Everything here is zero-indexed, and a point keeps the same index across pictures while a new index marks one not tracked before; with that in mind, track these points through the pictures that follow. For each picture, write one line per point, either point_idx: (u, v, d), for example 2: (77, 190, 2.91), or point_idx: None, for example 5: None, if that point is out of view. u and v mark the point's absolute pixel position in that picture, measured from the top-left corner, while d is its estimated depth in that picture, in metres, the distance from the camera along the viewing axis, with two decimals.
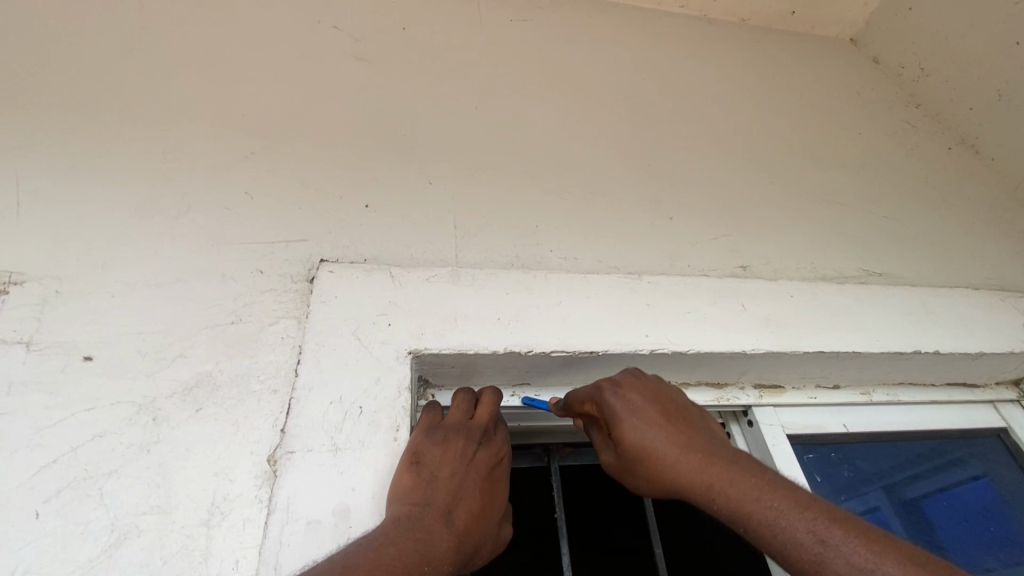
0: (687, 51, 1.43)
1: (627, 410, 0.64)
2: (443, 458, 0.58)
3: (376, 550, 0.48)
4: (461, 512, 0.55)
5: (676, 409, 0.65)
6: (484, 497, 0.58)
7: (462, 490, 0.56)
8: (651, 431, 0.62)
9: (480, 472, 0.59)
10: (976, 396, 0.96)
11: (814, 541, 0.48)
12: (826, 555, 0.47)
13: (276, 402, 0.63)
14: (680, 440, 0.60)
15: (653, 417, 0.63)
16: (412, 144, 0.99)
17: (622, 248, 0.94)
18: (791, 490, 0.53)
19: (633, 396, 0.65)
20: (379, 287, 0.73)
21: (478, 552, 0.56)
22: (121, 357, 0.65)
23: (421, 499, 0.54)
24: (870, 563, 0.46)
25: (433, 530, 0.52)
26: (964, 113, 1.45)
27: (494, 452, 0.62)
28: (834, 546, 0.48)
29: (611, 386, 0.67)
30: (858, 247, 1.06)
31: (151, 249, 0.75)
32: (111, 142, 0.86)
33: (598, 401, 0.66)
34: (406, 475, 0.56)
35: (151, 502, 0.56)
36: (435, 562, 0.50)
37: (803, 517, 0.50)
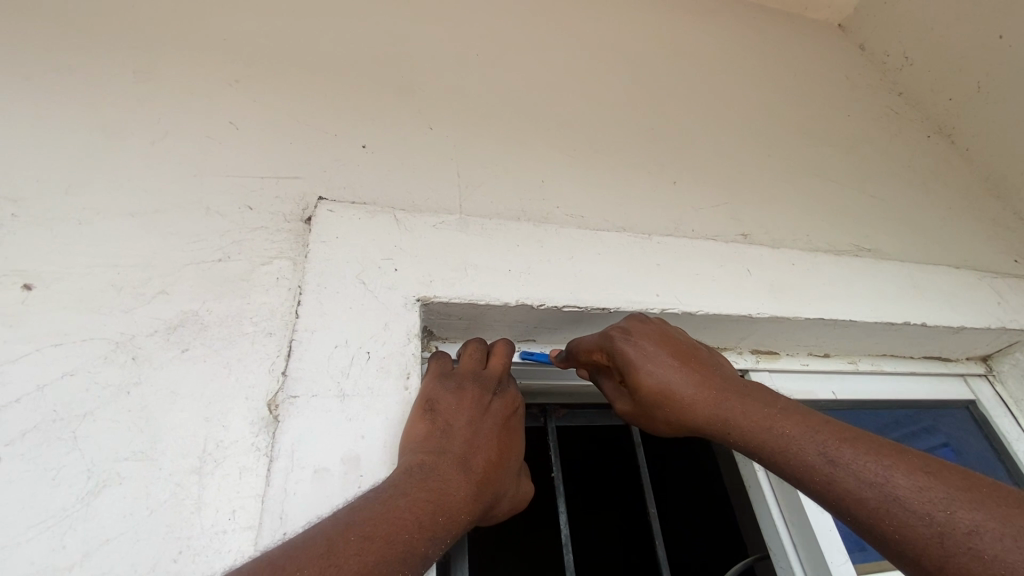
0: (688, 18, 1.39)
1: (636, 352, 0.62)
2: (458, 407, 0.56)
3: (384, 503, 0.44)
4: (478, 460, 0.52)
5: (682, 349, 0.64)
6: (501, 447, 0.56)
7: (478, 439, 0.54)
8: (660, 371, 0.61)
9: (496, 421, 0.57)
10: (948, 369, 1.01)
11: (826, 462, 0.49)
12: (838, 474, 0.49)
13: (272, 346, 0.58)
14: (692, 378, 0.60)
15: (661, 356, 0.62)
16: (411, 86, 0.93)
17: (628, 208, 0.91)
18: (801, 417, 0.54)
19: (639, 338, 0.64)
20: (383, 230, 0.68)
21: (496, 503, 0.54)
22: (93, 290, 0.57)
23: (436, 447, 0.51)
24: (879, 477, 0.47)
25: (450, 478, 0.49)
26: (943, 104, 1.43)
27: (508, 403, 0.60)
28: (844, 464, 0.49)
29: (620, 333, 0.65)
30: (850, 223, 1.08)
31: (124, 176, 0.67)
32: (74, 57, 0.76)
33: (604, 346, 0.65)
34: (421, 423, 0.53)
35: (134, 447, 0.50)
36: (451, 511, 0.47)
37: (813, 441, 0.51)
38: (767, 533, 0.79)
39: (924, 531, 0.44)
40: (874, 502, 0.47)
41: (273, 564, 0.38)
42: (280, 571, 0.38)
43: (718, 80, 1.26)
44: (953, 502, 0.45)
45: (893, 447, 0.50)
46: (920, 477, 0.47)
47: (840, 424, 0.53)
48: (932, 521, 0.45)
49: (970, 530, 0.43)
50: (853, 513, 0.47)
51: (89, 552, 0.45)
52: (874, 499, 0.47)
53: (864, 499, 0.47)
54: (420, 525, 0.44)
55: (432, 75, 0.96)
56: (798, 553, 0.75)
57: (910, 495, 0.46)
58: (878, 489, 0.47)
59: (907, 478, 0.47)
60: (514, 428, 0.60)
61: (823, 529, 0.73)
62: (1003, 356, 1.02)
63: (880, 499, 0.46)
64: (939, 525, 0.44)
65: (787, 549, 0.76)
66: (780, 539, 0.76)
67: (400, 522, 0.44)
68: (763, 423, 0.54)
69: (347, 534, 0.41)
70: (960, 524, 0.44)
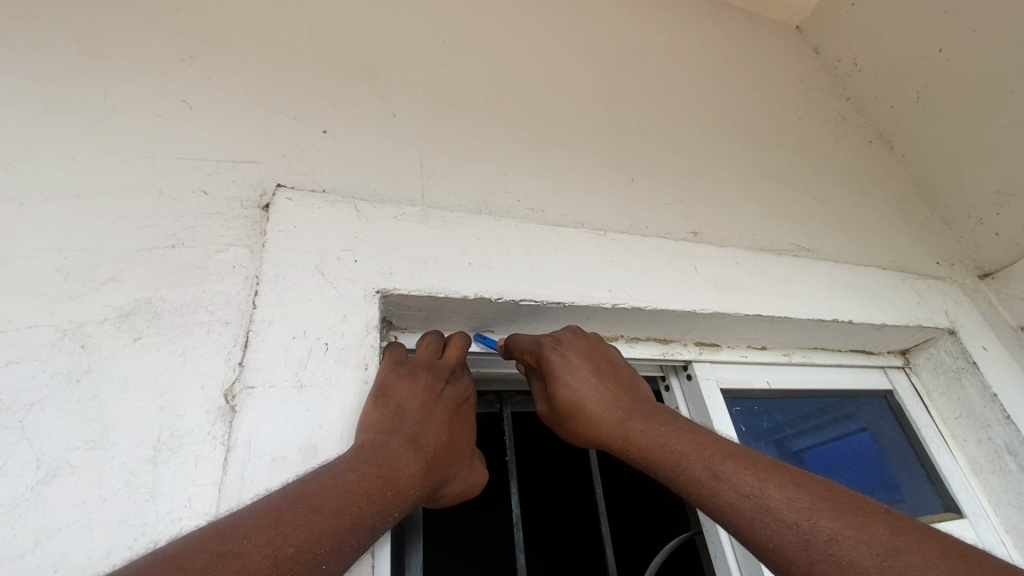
0: (653, 13, 1.42)
1: (566, 367, 0.67)
2: (412, 390, 0.58)
3: (334, 478, 0.46)
4: (428, 440, 0.55)
5: (605, 366, 0.69)
6: (451, 431, 0.59)
7: (428, 421, 0.56)
8: (583, 385, 0.66)
9: (446, 407, 0.60)
10: (871, 362, 1.10)
11: (710, 476, 0.54)
12: (721, 487, 0.53)
13: (229, 335, 0.58)
14: (606, 395, 0.65)
15: (586, 373, 0.67)
16: (375, 71, 0.92)
17: (587, 203, 0.94)
18: (697, 436, 0.59)
19: (569, 352, 0.68)
20: (344, 220, 0.69)
21: (445, 483, 0.57)
22: (38, 275, 0.56)
23: (387, 427, 0.53)
24: (755, 490, 0.52)
25: (399, 456, 0.51)
26: (886, 111, 1.53)
27: (460, 392, 0.63)
28: (727, 478, 0.54)
29: (552, 342, 0.70)
30: (792, 224, 1.14)
31: (68, 154, 0.65)
32: (12, 23, 0.72)
33: (538, 355, 0.69)
34: (374, 407, 0.55)
35: (85, 436, 0.50)
36: (400, 486, 0.49)
37: (704, 457, 0.56)
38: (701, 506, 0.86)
39: (790, 538, 0.49)
40: (750, 513, 0.51)
41: (220, 532, 0.40)
42: (230, 537, 0.40)
43: (679, 77, 1.30)
44: (816, 512, 0.49)
45: (772, 464, 0.55)
46: (790, 489, 0.52)
47: (728, 443, 0.58)
48: (798, 529, 0.49)
49: (829, 538, 0.47)
50: (734, 523, 0.52)
51: (42, 540, 0.46)
52: (750, 510, 0.51)
53: (742, 510, 0.51)
54: (368, 499, 0.46)
55: (396, 59, 0.95)
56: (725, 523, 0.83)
57: (780, 506, 0.50)
58: (754, 501, 0.51)
59: (779, 490, 0.51)
60: (466, 416, 0.63)
61: None
62: (919, 350, 1.12)
63: (756, 510, 0.51)
64: (804, 533, 0.48)
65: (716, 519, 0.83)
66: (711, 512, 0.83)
67: (349, 494, 0.46)
68: (660, 440, 0.59)
69: (294, 505, 0.43)
70: (822, 532, 0.48)
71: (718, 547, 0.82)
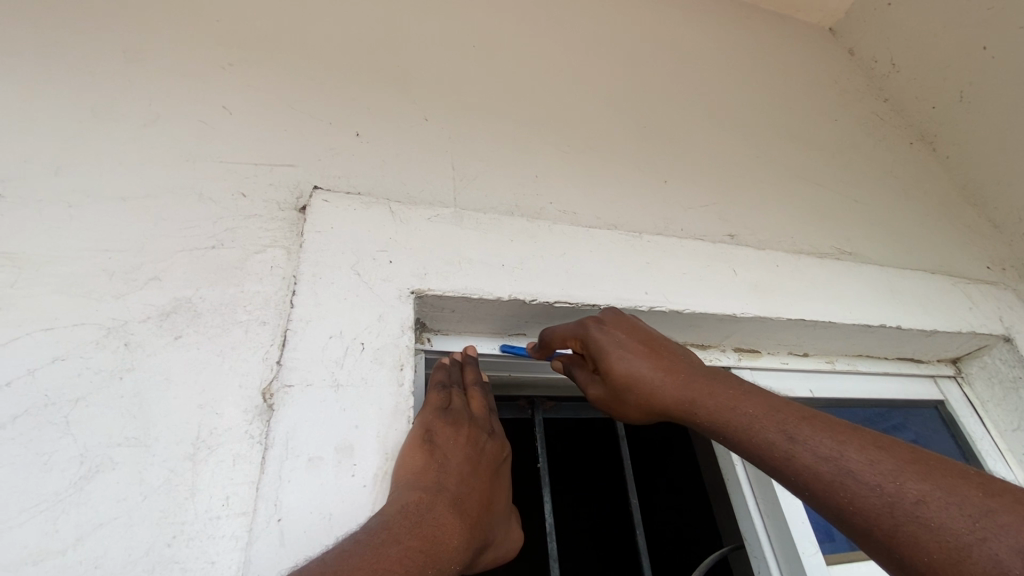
0: (682, 16, 1.40)
1: (616, 343, 0.64)
2: (456, 442, 0.56)
3: (375, 551, 0.43)
4: (471, 504, 0.52)
5: (654, 338, 0.66)
6: (490, 491, 0.56)
7: (472, 482, 0.54)
8: (637, 358, 0.63)
9: (489, 465, 0.57)
10: (921, 370, 1.05)
11: (786, 439, 0.52)
12: (797, 450, 0.51)
13: (266, 334, 0.58)
14: (661, 365, 0.63)
15: (637, 346, 0.64)
16: (406, 77, 0.92)
17: (619, 205, 0.93)
18: (764, 398, 0.57)
19: (613, 330, 0.66)
20: (378, 221, 0.69)
21: (480, 554, 0.53)
22: (82, 274, 0.57)
23: (433, 484, 0.51)
24: (834, 452, 0.50)
25: (444, 521, 0.48)
26: (927, 111, 1.47)
27: (498, 447, 0.60)
28: (803, 441, 0.51)
29: (594, 324, 0.67)
30: (832, 227, 1.10)
31: (114, 158, 0.66)
32: (59, 33, 0.75)
33: (583, 338, 0.67)
34: (419, 455, 0.53)
35: (127, 432, 0.50)
36: (442, 562, 0.46)
37: (775, 420, 0.54)
38: (743, 520, 0.83)
39: (875, 502, 0.47)
40: (830, 475, 0.49)
41: None
42: None
43: (711, 79, 1.27)
44: (901, 474, 0.47)
45: (851, 427, 0.52)
46: (871, 451, 0.49)
47: (791, 405, 0.55)
48: (882, 491, 0.47)
49: (917, 499, 0.46)
50: (813, 487, 0.49)
51: (83, 536, 0.46)
52: (829, 473, 0.49)
53: (821, 473, 0.49)
54: None
55: (426, 65, 0.96)
56: (772, 543, 0.79)
57: (863, 469, 0.48)
58: (834, 464, 0.49)
59: (860, 453, 0.49)
60: (502, 473, 0.60)
61: (795, 520, 0.76)
62: (971, 358, 1.06)
63: (836, 473, 0.49)
64: (889, 496, 0.47)
65: (762, 539, 0.79)
66: (755, 528, 0.80)
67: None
68: (728, 404, 0.57)
69: None
70: (909, 495, 0.46)
71: (762, 564, 0.79)
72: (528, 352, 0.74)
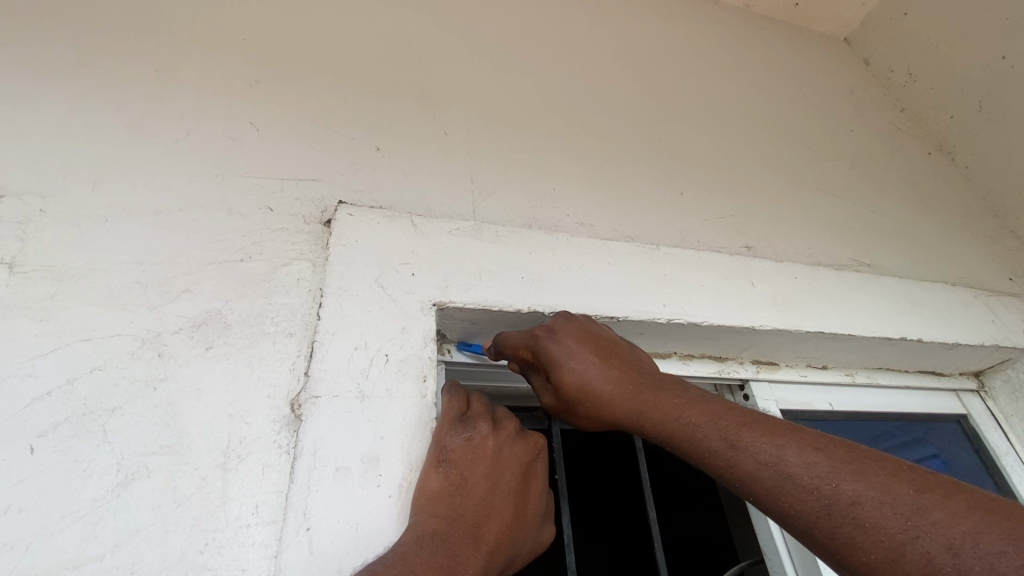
0: (696, 29, 1.41)
1: (563, 351, 0.62)
2: (475, 458, 0.55)
3: None
4: (491, 527, 0.52)
5: (607, 345, 0.65)
6: (517, 501, 0.56)
7: (493, 499, 0.54)
8: (586, 367, 0.62)
9: (515, 470, 0.57)
10: (942, 384, 1.04)
11: (727, 446, 0.52)
12: (738, 457, 0.51)
13: (293, 345, 0.60)
14: (611, 373, 0.61)
15: (585, 352, 0.63)
16: (426, 92, 0.94)
17: (636, 217, 0.93)
18: (709, 405, 0.56)
19: (564, 338, 0.64)
20: (401, 235, 0.70)
21: (513, 559, 0.54)
22: (119, 287, 0.59)
23: (448, 513, 0.51)
24: (772, 456, 0.50)
25: (461, 552, 0.48)
26: (945, 121, 1.45)
27: (530, 448, 0.60)
28: (744, 447, 0.51)
29: (545, 332, 0.65)
30: (850, 239, 1.10)
31: (148, 174, 0.69)
32: (97, 53, 0.78)
33: (534, 348, 0.65)
34: (434, 477, 0.53)
35: (161, 441, 0.52)
36: None
37: (718, 428, 0.53)
38: (763, 534, 0.82)
39: (812, 504, 0.47)
40: (771, 481, 0.49)
41: None
42: None
43: (726, 91, 1.28)
44: (837, 475, 0.47)
45: (789, 428, 0.52)
46: (811, 453, 0.49)
47: (743, 410, 0.55)
48: (820, 495, 0.47)
49: (852, 500, 0.46)
50: (756, 493, 0.50)
51: (120, 543, 0.47)
52: (769, 478, 0.49)
53: (761, 478, 0.49)
54: None
55: (446, 80, 0.98)
56: (791, 555, 0.78)
57: (800, 472, 0.48)
58: (771, 470, 0.49)
59: (797, 455, 0.49)
60: (535, 475, 0.60)
61: None
62: (994, 372, 1.05)
63: (775, 478, 0.49)
64: (827, 498, 0.47)
65: (781, 550, 0.78)
66: (775, 543, 0.79)
67: None
68: (674, 413, 0.56)
69: None
70: (844, 496, 0.46)
71: None
72: (485, 352, 0.72)
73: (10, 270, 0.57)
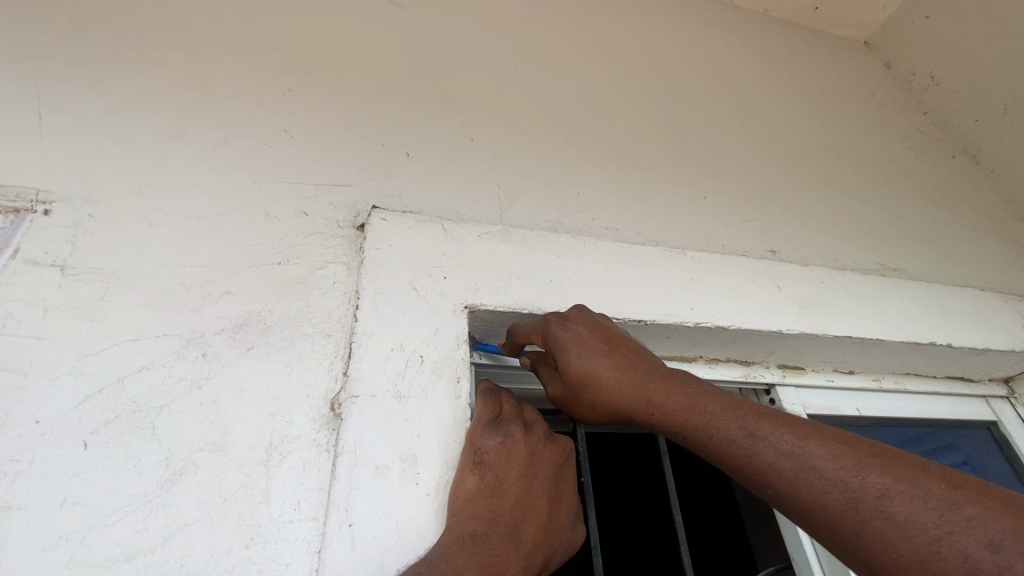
0: (716, 34, 1.42)
1: (574, 340, 0.62)
2: (508, 458, 0.56)
3: None
4: (528, 528, 0.53)
5: (619, 337, 0.64)
6: (550, 502, 0.56)
7: (528, 499, 0.54)
8: (596, 356, 0.61)
9: (547, 473, 0.58)
10: (971, 390, 1.02)
11: (745, 435, 0.52)
12: (757, 447, 0.51)
13: (330, 346, 0.61)
14: (623, 363, 0.61)
15: (598, 341, 0.62)
16: (453, 99, 0.96)
17: (661, 222, 0.94)
18: (726, 397, 0.56)
19: (576, 326, 0.64)
20: (432, 239, 0.72)
21: (549, 559, 0.54)
22: (165, 289, 0.61)
23: (486, 514, 0.52)
24: (795, 447, 0.49)
25: (501, 552, 0.49)
26: (969, 125, 1.44)
27: (559, 451, 0.61)
28: (763, 437, 0.51)
29: (558, 319, 0.65)
30: (875, 243, 1.09)
31: (189, 179, 0.71)
32: (137, 63, 0.80)
33: (544, 335, 0.65)
34: (470, 476, 0.54)
35: (206, 438, 0.54)
36: None
37: (735, 417, 0.53)
38: (790, 539, 0.81)
39: (838, 497, 0.46)
40: (791, 472, 0.48)
41: None
42: None
43: (747, 95, 1.28)
44: (864, 469, 0.47)
45: (813, 423, 0.52)
46: (835, 446, 0.49)
47: (761, 404, 0.55)
48: (846, 487, 0.46)
49: (881, 494, 0.45)
50: (774, 484, 0.49)
51: (169, 537, 0.49)
52: (791, 470, 0.48)
53: (782, 469, 0.49)
54: None
55: (471, 87, 0.99)
56: (819, 560, 0.78)
57: (824, 464, 0.48)
58: (794, 460, 0.49)
59: (821, 448, 0.49)
60: (565, 476, 0.60)
61: None
62: None
63: (797, 469, 0.48)
64: (853, 491, 0.46)
65: (809, 554, 0.78)
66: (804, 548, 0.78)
67: None
68: (688, 402, 0.56)
69: None
70: (872, 489, 0.45)
71: None
72: (499, 349, 0.72)
73: (62, 272, 0.59)
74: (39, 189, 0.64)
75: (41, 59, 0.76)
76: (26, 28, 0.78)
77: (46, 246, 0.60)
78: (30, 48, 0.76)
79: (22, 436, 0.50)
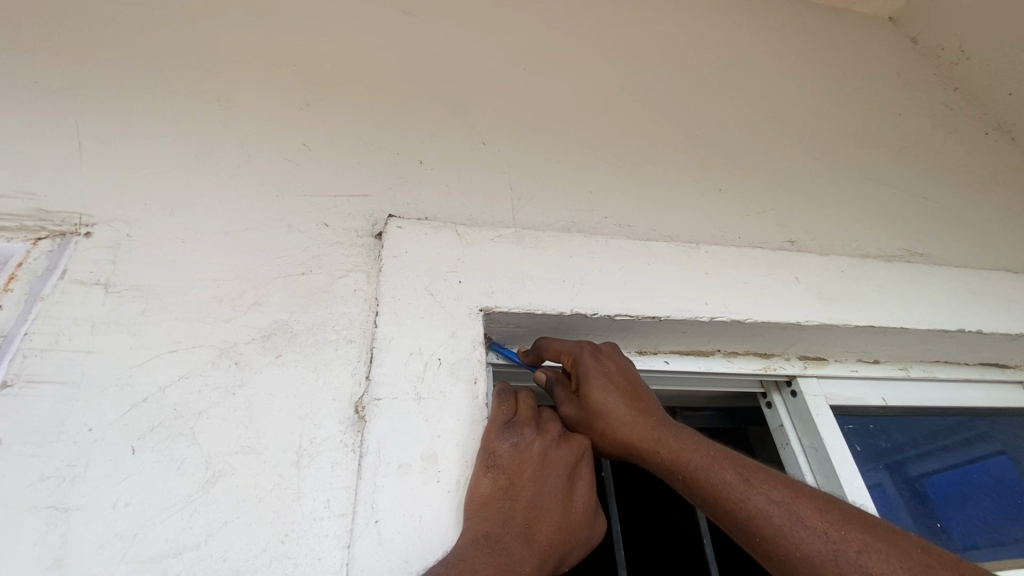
0: (730, 20, 1.39)
1: (600, 371, 0.64)
2: (520, 463, 0.58)
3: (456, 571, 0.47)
4: (542, 527, 0.54)
5: (640, 382, 0.66)
6: (565, 505, 0.57)
7: (540, 502, 0.56)
8: (615, 390, 0.63)
9: (560, 473, 0.59)
10: (1008, 376, 0.99)
11: (741, 482, 0.54)
12: (750, 493, 0.53)
13: (354, 351, 0.64)
14: (638, 403, 0.63)
15: (620, 377, 0.64)
16: (464, 104, 0.98)
17: (675, 217, 0.94)
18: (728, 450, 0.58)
19: (605, 359, 0.66)
20: (446, 243, 0.74)
21: (567, 556, 0.56)
22: (198, 302, 0.65)
23: (499, 516, 0.54)
24: (784, 499, 0.52)
25: (515, 550, 0.51)
26: (1003, 99, 1.38)
27: (573, 454, 0.61)
28: (757, 486, 0.53)
29: (590, 348, 0.68)
30: (901, 227, 1.07)
31: (215, 197, 0.74)
32: (165, 87, 0.85)
33: (574, 358, 0.67)
34: (485, 479, 0.56)
35: (242, 442, 0.57)
36: None
37: (734, 465, 0.56)
38: None
39: (820, 548, 0.49)
40: (779, 521, 0.51)
41: None
42: None
43: (762, 82, 1.26)
44: (846, 524, 0.50)
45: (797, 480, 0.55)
46: (821, 502, 0.52)
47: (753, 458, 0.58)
48: (827, 539, 0.50)
49: (860, 548, 0.49)
50: (762, 531, 0.51)
51: (212, 533, 0.52)
52: (778, 518, 0.51)
53: (772, 516, 0.51)
54: None
55: (481, 91, 1.01)
56: None
57: (810, 516, 0.51)
58: (784, 509, 0.52)
59: (809, 503, 0.52)
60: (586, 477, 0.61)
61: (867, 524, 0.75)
62: None
63: (786, 518, 0.51)
64: (834, 543, 0.49)
65: None
66: None
67: None
68: (693, 446, 0.58)
69: None
70: (852, 544, 0.49)
71: None
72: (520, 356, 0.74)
73: (106, 290, 0.64)
74: (81, 212, 0.69)
75: (81, 89, 0.81)
76: (63, 60, 0.83)
77: (91, 266, 0.65)
78: (68, 79, 0.81)
79: (77, 443, 0.54)
